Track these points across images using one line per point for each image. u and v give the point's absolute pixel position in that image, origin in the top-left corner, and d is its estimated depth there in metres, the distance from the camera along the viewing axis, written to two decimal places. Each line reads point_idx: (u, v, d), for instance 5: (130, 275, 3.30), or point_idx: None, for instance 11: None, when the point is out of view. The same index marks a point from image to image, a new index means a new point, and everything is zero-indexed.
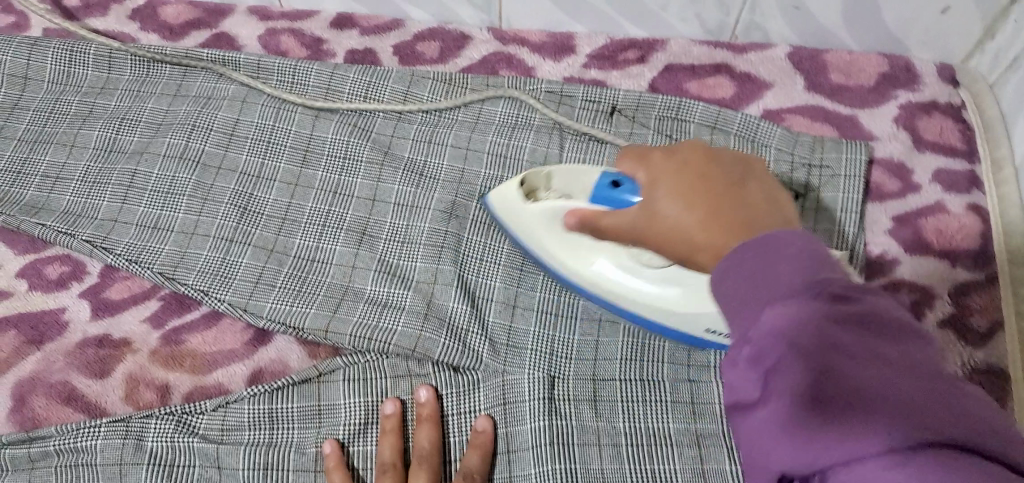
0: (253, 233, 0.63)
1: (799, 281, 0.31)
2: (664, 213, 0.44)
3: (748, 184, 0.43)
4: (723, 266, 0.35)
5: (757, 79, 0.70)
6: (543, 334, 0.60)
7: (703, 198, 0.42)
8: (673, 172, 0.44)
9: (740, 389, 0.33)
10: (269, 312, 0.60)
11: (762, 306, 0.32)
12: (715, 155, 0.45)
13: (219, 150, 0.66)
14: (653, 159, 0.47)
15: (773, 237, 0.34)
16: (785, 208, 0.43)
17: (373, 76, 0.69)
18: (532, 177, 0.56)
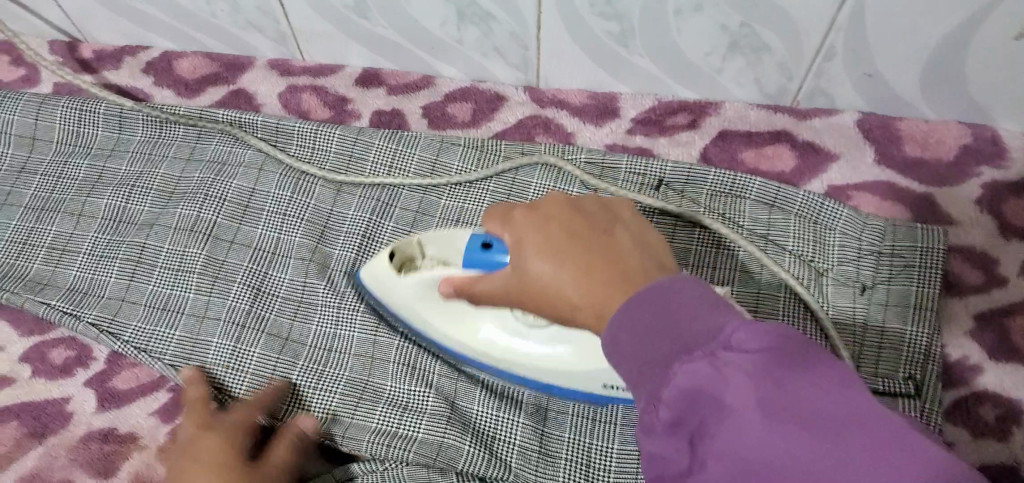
0: (267, 319, 0.60)
1: (700, 331, 0.32)
2: (536, 273, 0.41)
3: (619, 229, 0.42)
4: (617, 323, 0.35)
5: (822, 148, 0.64)
6: (578, 441, 0.55)
7: (579, 256, 0.40)
8: (535, 236, 0.42)
9: (673, 456, 0.32)
10: (284, 413, 0.56)
11: (666, 368, 0.32)
12: (580, 204, 0.44)
13: (233, 223, 0.63)
14: (516, 218, 0.44)
15: (662, 289, 0.35)
16: (659, 249, 0.42)
17: (399, 143, 0.65)
18: (402, 248, 0.53)
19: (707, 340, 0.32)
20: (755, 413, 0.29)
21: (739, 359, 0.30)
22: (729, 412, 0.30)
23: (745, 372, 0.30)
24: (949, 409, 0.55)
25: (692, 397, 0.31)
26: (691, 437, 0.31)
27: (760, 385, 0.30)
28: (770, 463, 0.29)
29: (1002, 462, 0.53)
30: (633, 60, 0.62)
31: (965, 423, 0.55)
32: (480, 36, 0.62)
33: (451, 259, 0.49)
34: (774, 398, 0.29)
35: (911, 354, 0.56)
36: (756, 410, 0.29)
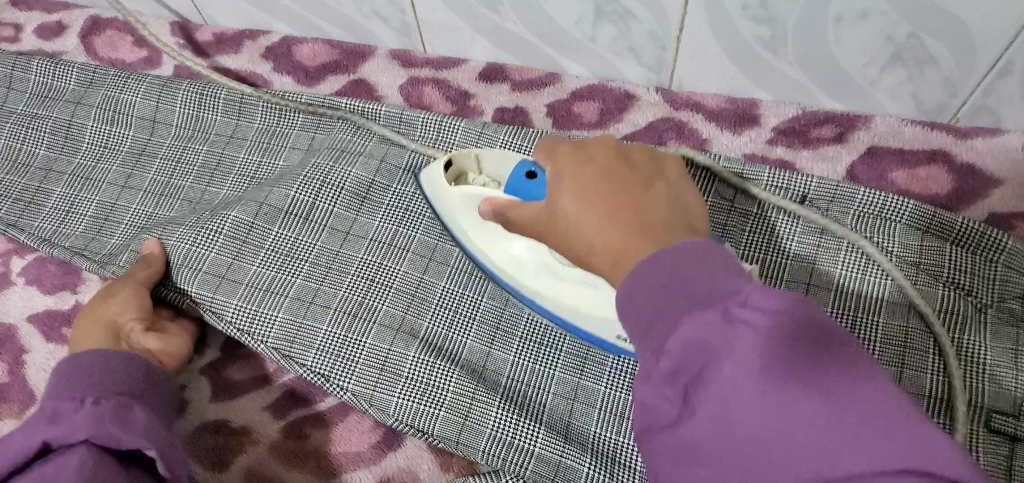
0: (379, 309, 0.57)
1: (717, 288, 0.31)
2: (566, 211, 0.42)
3: (659, 184, 0.41)
4: (635, 274, 0.34)
5: (983, 172, 0.58)
6: None
7: (606, 197, 0.40)
8: (573, 168, 0.43)
9: (664, 406, 0.32)
10: (396, 409, 0.54)
11: (673, 317, 0.31)
12: (630, 154, 0.44)
13: (350, 213, 0.61)
14: (561, 153, 0.45)
15: (692, 247, 0.34)
16: (697, 212, 0.41)
17: (524, 139, 0.62)
18: (458, 160, 0.54)
19: (719, 297, 0.31)
20: (755, 363, 0.28)
21: (746, 315, 0.29)
22: (728, 366, 0.29)
23: (756, 334, 0.28)
24: None
25: (695, 350, 0.30)
26: (688, 389, 0.30)
27: (766, 343, 0.28)
28: (770, 414, 0.28)
29: None
30: (778, 66, 0.58)
31: None
32: (616, 35, 0.59)
33: (503, 179, 0.52)
34: (776, 362, 0.28)
35: None
36: (757, 369, 0.28)
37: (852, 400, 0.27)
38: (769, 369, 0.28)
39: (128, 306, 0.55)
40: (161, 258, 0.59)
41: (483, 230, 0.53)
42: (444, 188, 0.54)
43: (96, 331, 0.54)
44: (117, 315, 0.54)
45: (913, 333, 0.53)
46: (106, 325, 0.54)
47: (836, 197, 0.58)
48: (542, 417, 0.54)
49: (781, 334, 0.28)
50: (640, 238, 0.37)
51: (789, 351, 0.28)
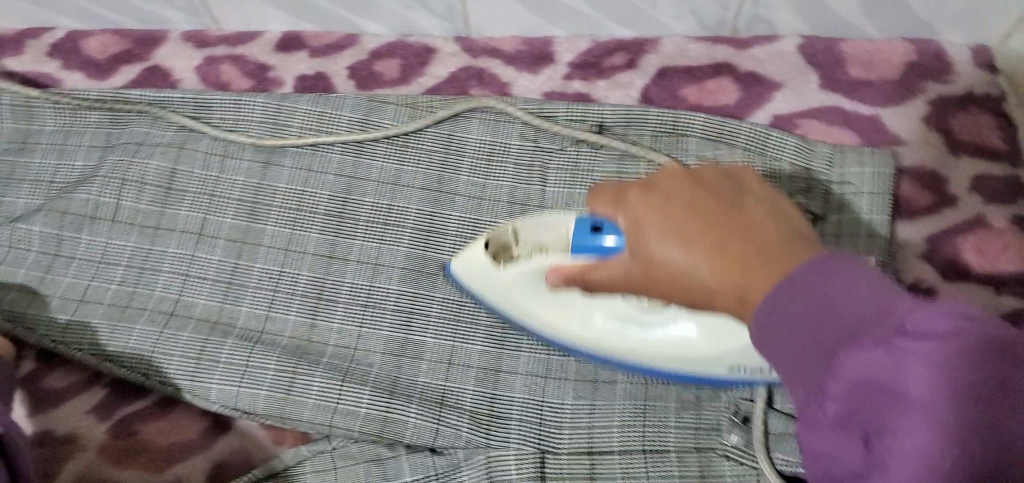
0: (196, 304, 0.57)
1: (853, 313, 0.29)
2: (662, 256, 0.37)
3: (746, 199, 0.38)
4: (765, 309, 0.32)
5: (764, 79, 0.61)
6: (530, 400, 0.54)
7: (711, 241, 0.36)
8: (659, 212, 0.38)
9: (845, 451, 0.30)
10: (217, 396, 0.54)
11: (831, 355, 0.29)
12: (699, 175, 0.40)
13: (155, 207, 0.60)
14: (628, 198, 0.40)
15: (810, 271, 0.31)
16: (797, 222, 0.37)
17: (326, 106, 0.62)
18: (499, 238, 0.51)
19: (875, 320, 0.28)
20: (934, 396, 0.27)
21: (915, 342, 0.27)
22: (913, 403, 0.27)
23: (923, 360, 0.27)
24: None
25: (865, 386, 0.28)
26: (865, 432, 0.29)
27: (937, 364, 0.27)
28: (955, 439, 0.27)
29: None
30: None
31: None
32: None
33: (548, 246, 0.48)
34: (959, 386, 0.27)
35: None
36: (945, 398, 0.27)
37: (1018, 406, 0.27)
38: (951, 392, 0.27)
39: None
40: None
41: (542, 298, 0.54)
42: (496, 273, 0.52)
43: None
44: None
45: None
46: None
47: (628, 122, 0.60)
48: (370, 377, 0.55)
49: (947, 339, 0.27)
50: (761, 276, 0.33)
51: (965, 371, 0.27)
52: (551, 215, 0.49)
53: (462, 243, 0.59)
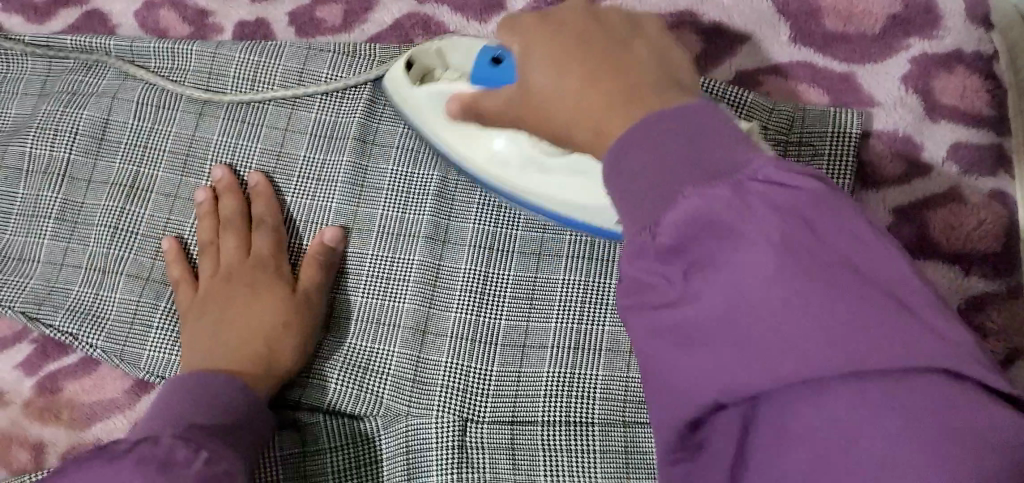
0: (127, 259, 0.55)
1: (716, 162, 0.27)
2: (535, 84, 0.34)
3: (635, 41, 0.34)
4: (622, 144, 0.29)
5: (730, 29, 0.55)
6: (456, 364, 0.52)
7: (581, 70, 0.33)
8: (549, 42, 0.35)
9: (660, 286, 0.28)
10: (147, 361, 0.53)
11: (673, 190, 0.27)
12: (601, 16, 0.36)
13: (88, 159, 0.58)
14: (523, 26, 0.36)
15: (680, 114, 0.29)
16: (683, 72, 0.34)
17: (262, 54, 0.58)
18: (421, 58, 0.50)
19: (727, 168, 0.27)
20: (776, 245, 0.25)
21: (764, 194, 0.26)
22: (747, 246, 0.25)
23: (771, 206, 0.25)
24: None
25: (699, 224, 0.26)
26: (687, 269, 0.27)
27: (782, 221, 0.25)
28: (783, 297, 0.25)
29: None
30: None
31: None
32: None
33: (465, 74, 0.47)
34: (800, 244, 0.25)
35: None
36: (774, 249, 0.25)
37: (876, 302, 0.24)
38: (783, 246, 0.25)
39: (240, 253, 0.54)
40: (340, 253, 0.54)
41: (434, 106, 0.49)
42: (409, 95, 0.50)
43: (241, 296, 0.52)
44: (270, 272, 0.53)
45: None
46: (227, 277, 0.53)
47: None
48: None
49: (806, 207, 0.26)
50: (620, 108, 0.31)
51: (810, 233, 0.25)
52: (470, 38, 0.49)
53: (397, 198, 0.55)
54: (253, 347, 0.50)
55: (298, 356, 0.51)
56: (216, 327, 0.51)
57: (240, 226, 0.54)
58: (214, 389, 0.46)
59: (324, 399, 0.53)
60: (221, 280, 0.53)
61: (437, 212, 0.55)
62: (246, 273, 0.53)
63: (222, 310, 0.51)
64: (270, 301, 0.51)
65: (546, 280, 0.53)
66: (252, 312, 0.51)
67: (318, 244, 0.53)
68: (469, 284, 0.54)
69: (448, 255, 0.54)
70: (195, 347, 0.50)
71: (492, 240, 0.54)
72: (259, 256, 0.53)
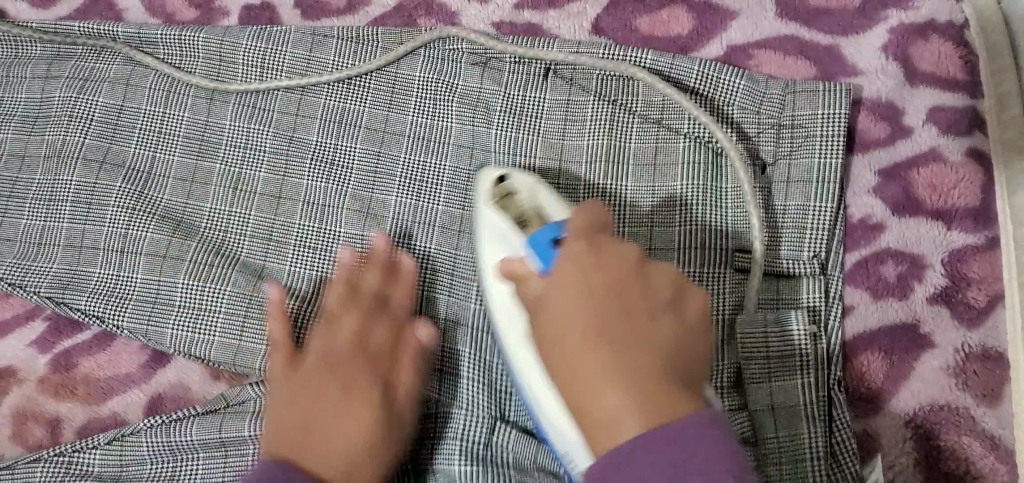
0: (144, 240, 0.55)
1: (701, 444, 0.35)
2: (551, 307, 0.40)
3: (664, 315, 0.40)
4: (634, 443, 0.35)
5: (720, 7, 0.58)
6: (477, 349, 0.51)
7: (601, 317, 0.39)
8: (583, 267, 0.41)
9: None
10: (171, 339, 0.53)
11: (665, 476, 0.35)
12: (647, 272, 0.41)
13: (102, 142, 0.58)
14: (575, 239, 0.42)
15: (689, 427, 0.36)
16: (693, 356, 0.40)
17: (268, 41, 0.59)
18: (512, 185, 0.48)
19: (705, 473, 0.35)
20: None
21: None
22: None
23: None
24: (848, 270, 0.52)
25: None
26: None
27: None
28: None
29: (901, 321, 0.50)
30: None
31: (866, 284, 0.51)
32: None
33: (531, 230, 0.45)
34: None
35: (816, 233, 0.49)
36: None
37: None
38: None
39: (348, 293, 0.51)
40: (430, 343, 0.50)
41: (497, 237, 0.47)
42: (484, 208, 0.48)
43: (310, 393, 0.46)
44: (375, 361, 0.48)
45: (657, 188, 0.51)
46: (305, 361, 0.48)
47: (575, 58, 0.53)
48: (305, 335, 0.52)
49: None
50: (632, 390, 0.36)
51: None
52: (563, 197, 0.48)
53: (410, 186, 0.55)
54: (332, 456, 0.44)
55: (386, 473, 0.46)
56: (302, 417, 0.45)
57: (353, 298, 0.51)
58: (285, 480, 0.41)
59: None
60: (320, 359, 0.48)
61: (452, 200, 0.54)
62: (346, 356, 0.48)
63: (285, 408, 0.46)
64: (363, 421, 0.45)
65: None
66: (337, 403, 0.46)
67: (417, 341, 0.49)
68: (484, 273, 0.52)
69: (462, 244, 0.53)
70: (275, 433, 0.45)
71: None
72: (365, 337, 0.49)
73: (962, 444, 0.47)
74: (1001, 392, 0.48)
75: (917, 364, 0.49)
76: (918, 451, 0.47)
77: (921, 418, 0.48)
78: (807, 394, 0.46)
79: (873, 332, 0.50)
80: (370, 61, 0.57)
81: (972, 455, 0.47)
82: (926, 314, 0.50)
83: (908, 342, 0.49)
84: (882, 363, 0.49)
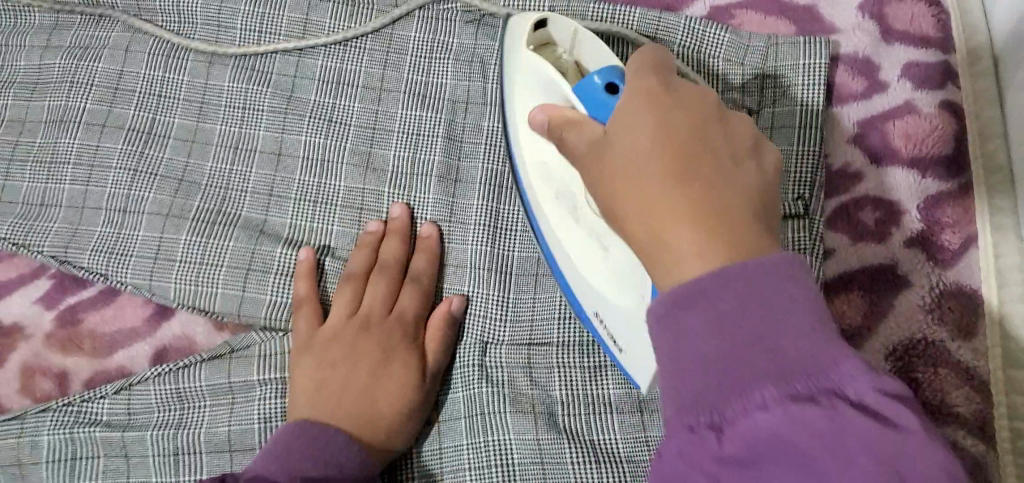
0: (147, 199, 0.57)
1: (792, 341, 0.28)
2: (623, 147, 0.34)
3: (748, 161, 0.34)
4: (697, 286, 0.29)
5: None
6: (476, 293, 0.55)
7: (687, 168, 0.32)
8: (656, 107, 0.34)
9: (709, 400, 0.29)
10: (175, 293, 0.54)
11: (742, 381, 0.28)
12: (727, 117, 0.35)
13: (103, 106, 0.60)
14: (643, 76, 0.36)
15: (766, 274, 0.29)
16: (772, 207, 0.34)
17: (264, 6, 0.60)
18: (555, 36, 0.46)
19: (798, 372, 0.27)
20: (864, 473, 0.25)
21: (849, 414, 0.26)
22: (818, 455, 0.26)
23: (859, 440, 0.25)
24: (830, 216, 0.54)
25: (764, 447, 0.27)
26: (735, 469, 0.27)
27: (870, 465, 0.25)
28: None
29: (880, 262, 0.52)
30: None
31: (847, 229, 0.54)
32: None
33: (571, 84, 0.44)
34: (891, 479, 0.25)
35: (799, 174, 0.53)
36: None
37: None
38: None
39: (371, 256, 0.55)
40: (459, 318, 0.54)
41: (536, 84, 0.45)
42: (519, 52, 0.46)
43: (347, 364, 0.51)
44: (408, 335, 0.53)
45: None
46: (344, 328, 0.53)
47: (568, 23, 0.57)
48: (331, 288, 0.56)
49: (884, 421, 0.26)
50: (709, 234, 0.30)
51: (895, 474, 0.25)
52: (609, 47, 0.45)
53: (407, 139, 0.58)
54: (373, 426, 0.49)
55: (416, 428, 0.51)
56: (342, 386, 0.50)
57: (391, 271, 0.55)
58: (326, 447, 0.47)
59: None
60: (357, 329, 0.53)
61: (449, 154, 0.58)
62: (387, 330, 0.53)
63: (322, 374, 0.51)
64: (396, 379, 0.51)
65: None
66: (371, 369, 0.51)
67: (445, 313, 0.53)
68: (482, 218, 0.56)
69: (460, 192, 0.57)
70: (306, 395, 0.50)
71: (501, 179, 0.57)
72: (402, 311, 0.54)
73: (939, 375, 0.49)
74: (974, 327, 0.50)
75: (895, 303, 0.51)
76: (898, 382, 0.50)
77: (901, 352, 0.50)
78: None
79: (853, 273, 0.53)
80: (364, 24, 0.60)
81: (948, 386, 0.49)
82: (903, 257, 0.52)
83: (886, 282, 0.52)
84: (862, 301, 0.52)
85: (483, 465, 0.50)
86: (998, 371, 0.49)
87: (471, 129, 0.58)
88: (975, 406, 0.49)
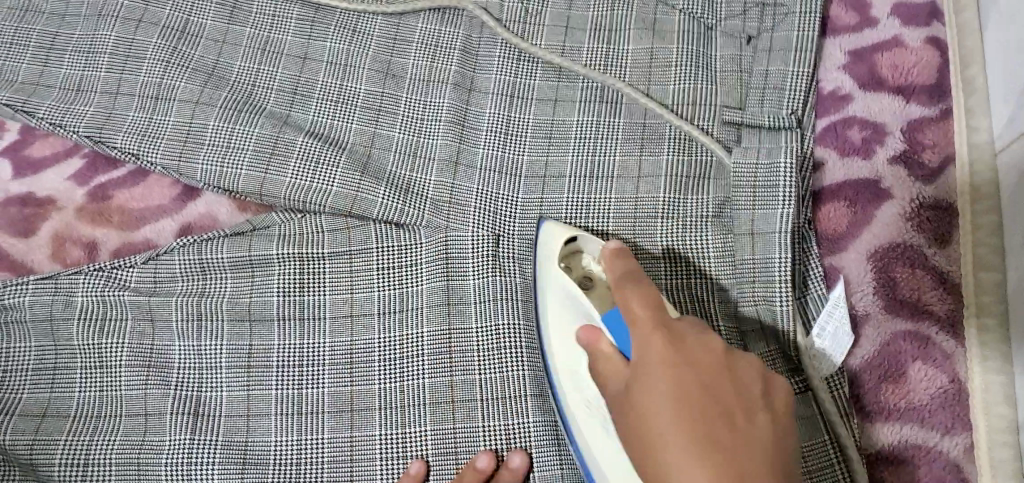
0: (178, 87, 0.60)
1: None
2: (642, 399, 0.40)
3: (760, 414, 0.39)
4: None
5: None
6: (486, 192, 0.57)
7: (690, 413, 0.38)
8: (667, 358, 0.40)
9: None
10: (202, 174, 0.57)
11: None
12: (734, 361, 0.40)
13: (139, 3, 0.63)
14: (660, 335, 0.41)
15: None
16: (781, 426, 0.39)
17: None
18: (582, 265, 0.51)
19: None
20: None
21: None
22: None
23: None
24: (819, 134, 0.59)
25: None
26: None
27: None
28: None
29: (865, 177, 0.56)
30: None
31: (835, 146, 0.58)
32: None
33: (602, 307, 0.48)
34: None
35: (793, 94, 0.57)
36: None
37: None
38: None
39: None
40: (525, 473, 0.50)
41: (562, 295, 0.49)
42: (549, 261, 0.50)
43: None
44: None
45: (657, 53, 0.60)
46: None
47: None
48: (354, 174, 0.57)
49: None
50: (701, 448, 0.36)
51: None
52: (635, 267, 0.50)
53: (426, 49, 0.62)
54: None
55: None
56: None
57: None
58: None
59: (372, 212, 0.56)
60: None
61: (464, 65, 0.61)
62: None
63: None
64: None
65: (563, 120, 0.59)
66: None
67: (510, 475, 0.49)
68: (494, 125, 0.59)
69: (474, 100, 0.60)
70: None
71: (512, 89, 0.60)
72: None
73: (915, 277, 0.53)
74: (950, 236, 0.53)
75: (877, 213, 0.55)
76: (877, 282, 0.53)
77: (881, 254, 0.54)
78: (784, 222, 0.52)
79: (837, 188, 0.57)
80: None
81: (923, 287, 0.52)
82: (886, 170, 0.56)
83: (870, 195, 0.56)
84: (845, 210, 0.56)
85: (494, 349, 0.53)
86: (969, 275, 0.52)
87: (487, 43, 0.62)
88: (947, 306, 0.52)
